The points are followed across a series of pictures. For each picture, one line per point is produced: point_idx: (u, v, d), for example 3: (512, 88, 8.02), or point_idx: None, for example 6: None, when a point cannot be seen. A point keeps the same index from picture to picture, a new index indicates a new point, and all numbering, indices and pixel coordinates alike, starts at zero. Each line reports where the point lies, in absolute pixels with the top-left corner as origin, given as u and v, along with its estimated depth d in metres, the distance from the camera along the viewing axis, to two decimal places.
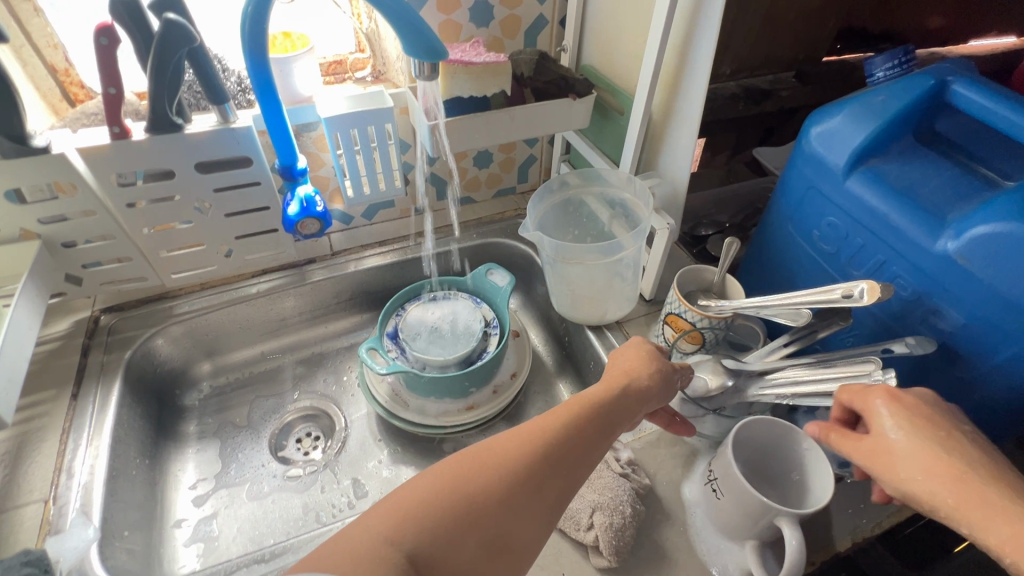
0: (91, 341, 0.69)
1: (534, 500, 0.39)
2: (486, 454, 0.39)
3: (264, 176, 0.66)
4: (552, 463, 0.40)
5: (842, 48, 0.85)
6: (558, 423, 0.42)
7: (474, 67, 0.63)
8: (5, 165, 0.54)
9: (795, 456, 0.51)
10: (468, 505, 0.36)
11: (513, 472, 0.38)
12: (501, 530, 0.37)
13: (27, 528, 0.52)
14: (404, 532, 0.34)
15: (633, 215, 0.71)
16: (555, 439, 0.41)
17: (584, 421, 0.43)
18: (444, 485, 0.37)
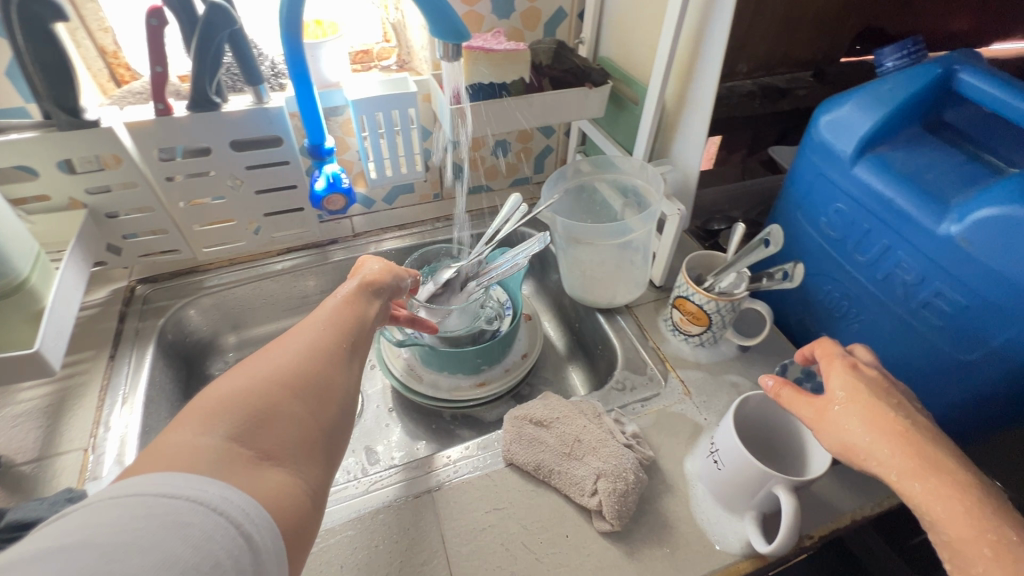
0: (128, 309, 0.74)
1: (337, 367, 0.41)
2: (267, 351, 0.39)
3: (293, 156, 0.70)
4: (339, 338, 0.43)
5: (862, 49, 0.84)
6: (330, 312, 0.45)
7: (496, 55, 0.66)
8: (60, 136, 0.58)
9: (794, 430, 0.52)
10: (272, 384, 0.36)
11: (304, 350, 0.40)
12: (320, 398, 0.38)
13: (67, 473, 0.56)
14: (212, 425, 0.32)
15: (644, 201, 0.73)
16: (338, 315, 0.45)
17: (353, 305, 0.48)
18: (238, 379, 0.36)
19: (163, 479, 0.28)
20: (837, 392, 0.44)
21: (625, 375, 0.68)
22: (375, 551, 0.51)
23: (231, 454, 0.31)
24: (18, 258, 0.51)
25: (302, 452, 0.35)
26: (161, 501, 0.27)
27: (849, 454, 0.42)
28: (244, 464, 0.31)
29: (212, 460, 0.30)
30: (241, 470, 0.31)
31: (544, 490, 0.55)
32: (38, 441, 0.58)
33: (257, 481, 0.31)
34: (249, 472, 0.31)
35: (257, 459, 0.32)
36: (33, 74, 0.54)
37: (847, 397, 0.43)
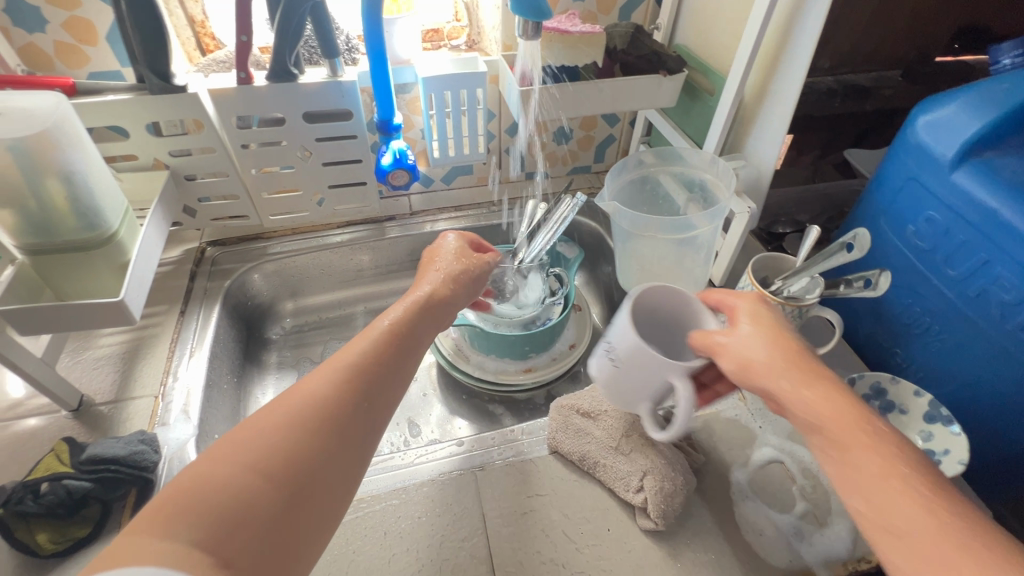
0: (197, 269, 0.77)
1: (334, 446, 0.37)
2: (267, 418, 0.36)
3: (361, 130, 0.71)
4: (348, 402, 0.39)
5: (960, 48, 0.76)
6: (354, 359, 0.41)
7: (570, 35, 0.66)
8: (151, 99, 0.61)
9: (687, 322, 0.48)
10: (255, 474, 0.33)
11: (310, 418, 0.37)
12: (305, 489, 0.34)
13: (139, 416, 0.60)
14: (181, 525, 0.30)
15: (711, 197, 0.71)
16: (362, 363, 0.41)
17: (383, 350, 0.43)
18: (222, 463, 0.33)
19: None
20: (743, 320, 0.43)
21: None
22: (417, 522, 0.51)
23: (187, 564, 0.28)
24: (110, 211, 0.53)
25: (280, 550, 0.32)
26: None
27: (747, 375, 0.41)
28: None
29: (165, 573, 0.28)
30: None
31: (587, 481, 0.55)
32: (113, 384, 0.62)
33: None
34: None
35: (221, 568, 0.29)
36: (132, 40, 0.57)
37: (748, 323, 0.43)
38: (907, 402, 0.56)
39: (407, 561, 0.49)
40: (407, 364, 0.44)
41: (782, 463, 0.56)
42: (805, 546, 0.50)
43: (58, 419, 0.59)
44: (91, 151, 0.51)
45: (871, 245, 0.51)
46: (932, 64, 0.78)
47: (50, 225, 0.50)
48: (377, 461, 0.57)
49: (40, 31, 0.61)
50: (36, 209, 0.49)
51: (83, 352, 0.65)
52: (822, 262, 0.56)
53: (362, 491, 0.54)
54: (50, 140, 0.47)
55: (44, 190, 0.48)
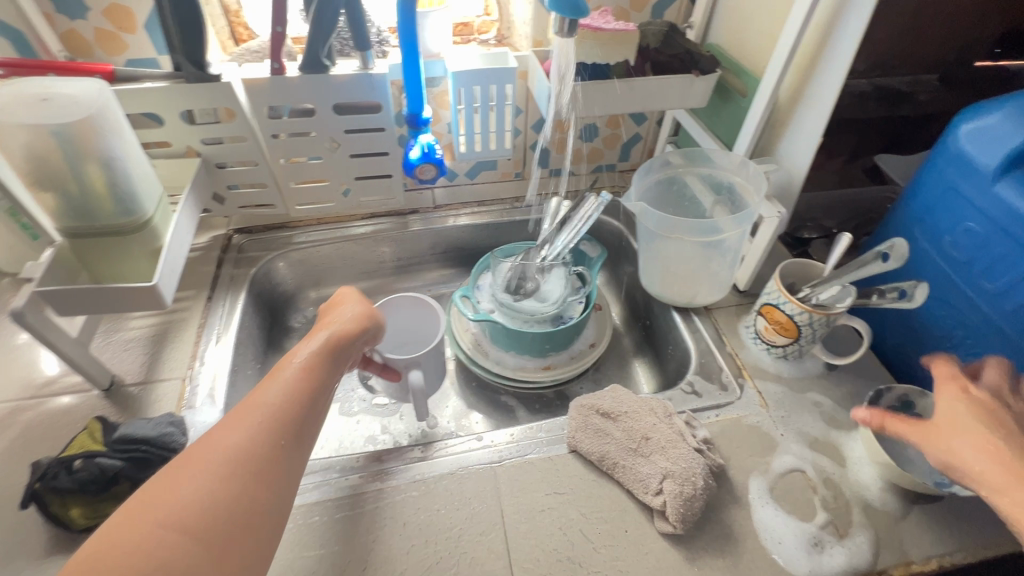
0: (224, 255, 0.79)
1: (252, 495, 0.36)
2: (175, 479, 0.34)
3: (389, 123, 0.72)
4: (263, 449, 0.37)
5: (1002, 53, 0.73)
6: (271, 404, 0.40)
7: (603, 34, 0.64)
8: (186, 87, 0.62)
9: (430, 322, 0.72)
10: (168, 533, 0.31)
11: (228, 467, 0.35)
12: (226, 541, 0.33)
13: (167, 398, 0.61)
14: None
15: (740, 200, 0.70)
16: (280, 407, 0.40)
17: (293, 392, 0.41)
18: (130, 533, 0.31)
19: None
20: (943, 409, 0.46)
21: (696, 379, 0.65)
22: (436, 515, 0.52)
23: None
24: (146, 197, 0.54)
25: None
26: None
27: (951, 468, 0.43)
28: None
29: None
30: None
31: (605, 482, 0.55)
32: (142, 366, 0.64)
33: None
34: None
35: None
36: (170, 29, 0.58)
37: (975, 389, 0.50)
38: (936, 416, 0.55)
39: (426, 552, 0.50)
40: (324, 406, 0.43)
41: (803, 472, 0.56)
42: (827, 557, 0.50)
43: (90, 398, 0.60)
44: (129, 139, 0.52)
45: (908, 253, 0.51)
46: (973, 69, 0.75)
47: (89, 210, 0.51)
48: (395, 454, 0.57)
49: (81, 18, 0.62)
50: (77, 193, 0.50)
51: (114, 333, 0.67)
52: (849, 271, 0.56)
53: (383, 482, 0.54)
54: (92, 126, 0.48)
55: (84, 174, 0.49)
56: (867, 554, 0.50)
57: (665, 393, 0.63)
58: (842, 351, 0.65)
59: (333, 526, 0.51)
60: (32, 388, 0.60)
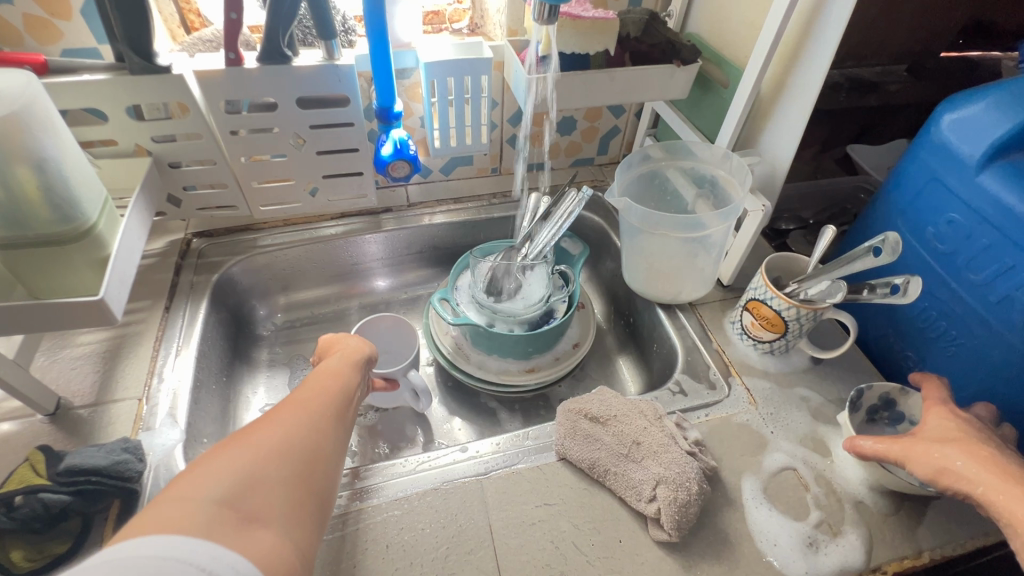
0: (183, 262, 0.73)
1: (326, 430, 0.41)
2: (260, 419, 0.39)
3: (358, 118, 0.67)
4: (327, 403, 0.43)
5: (965, 44, 0.73)
6: (321, 381, 0.46)
7: (582, 22, 0.61)
8: (132, 80, 0.57)
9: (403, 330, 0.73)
10: (267, 447, 0.36)
11: (303, 413, 0.41)
12: (309, 460, 0.37)
13: (122, 420, 0.56)
14: (202, 489, 0.31)
15: (723, 194, 0.68)
16: (328, 385, 0.46)
17: (337, 376, 0.48)
18: (233, 446, 0.35)
19: (158, 540, 0.27)
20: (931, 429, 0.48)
21: (683, 378, 0.64)
22: (421, 535, 0.49)
23: (218, 517, 0.30)
24: (86, 201, 0.49)
25: (294, 511, 0.34)
26: (167, 564, 0.26)
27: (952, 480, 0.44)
28: (232, 529, 0.30)
29: (202, 524, 0.29)
30: (230, 534, 0.30)
31: (597, 490, 0.53)
32: (93, 386, 0.59)
33: (245, 547, 0.30)
34: (239, 534, 0.30)
35: (247, 522, 0.31)
36: (110, 14, 0.53)
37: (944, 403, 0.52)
38: (917, 407, 0.55)
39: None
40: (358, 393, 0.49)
41: (795, 469, 0.55)
42: (823, 557, 0.49)
43: (34, 424, 0.55)
44: (65, 135, 0.47)
45: (900, 248, 0.49)
46: (937, 59, 0.75)
47: (21, 217, 0.46)
48: (372, 471, 0.53)
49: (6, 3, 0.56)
50: (4, 199, 0.44)
51: (60, 350, 0.61)
52: (843, 266, 0.55)
53: (363, 501, 0.51)
54: (19, 123, 0.43)
55: (12, 177, 0.43)
56: (862, 553, 0.50)
57: (653, 394, 0.62)
58: (827, 344, 0.65)
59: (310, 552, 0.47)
60: None
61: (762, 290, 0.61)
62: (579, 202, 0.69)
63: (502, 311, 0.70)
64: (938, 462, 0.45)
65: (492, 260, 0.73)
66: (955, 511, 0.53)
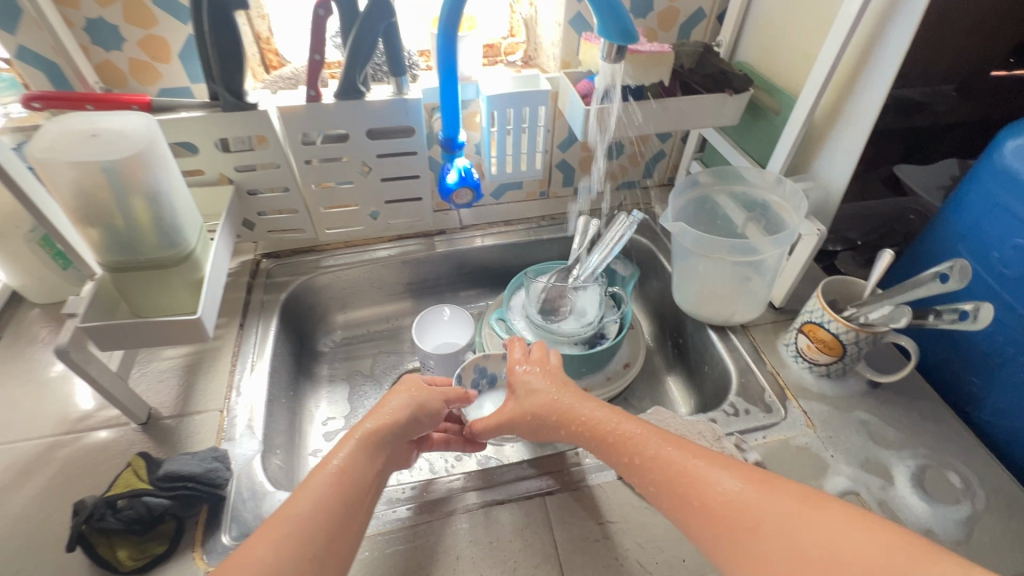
0: (253, 281, 0.78)
1: (310, 567, 0.37)
2: (242, 557, 0.36)
3: (421, 146, 0.71)
4: (312, 540, 0.38)
5: (1017, 63, 0.68)
6: (327, 482, 0.42)
7: (639, 56, 0.64)
8: (223, 116, 0.62)
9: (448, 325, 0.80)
10: None
11: (293, 544, 0.38)
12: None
13: (205, 430, 0.60)
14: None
15: (775, 218, 0.69)
16: (335, 488, 0.42)
17: (340, 484, 0.42)
18: None
19: None
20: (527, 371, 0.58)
21: (739, 400, 0.64)
22: (489, 548, 0.51)
23: None
24: (189, 228, 0.54)
25: None
26: None
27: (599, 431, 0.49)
28: None
29: None
30: None
31: (658, 509, 0.54)
32: (178, 398, 0.63)
33: None
34: None
35: None
36: (210, 59, 0.58)
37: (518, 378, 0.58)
38: None
39: None
40: (374, 483, 0.45)
41: (857, 494, 0.55)
42: None
43: (128, 432, 0.59)
44: (173, 170, 0.52)
45: (971, 276, 0.50)
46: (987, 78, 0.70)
47: (134, 242, 0.50)
48: (435, 486, 0.55)
49: (117, 49, 0.62)
50: (122, 227, 0.49)
51: (148, 364, 0.66)
52: (907, 291, 0.55)
53: (431, 514, 0.53)
54: (140, 162, 0.47)
55: (130, 208, 0.48)
56: None
57: (708, 414, 0.62)
58: (884, 368, 0.65)
59: (384, 562, 0.49)
60: (68, 424, 0.59)
61: (819, 312, 0.61)
62: (630, 224, 0.71)
63: (557, 332, 0.72)
64: (714, 503, 0.39)
65: (544, 281, 0.76)
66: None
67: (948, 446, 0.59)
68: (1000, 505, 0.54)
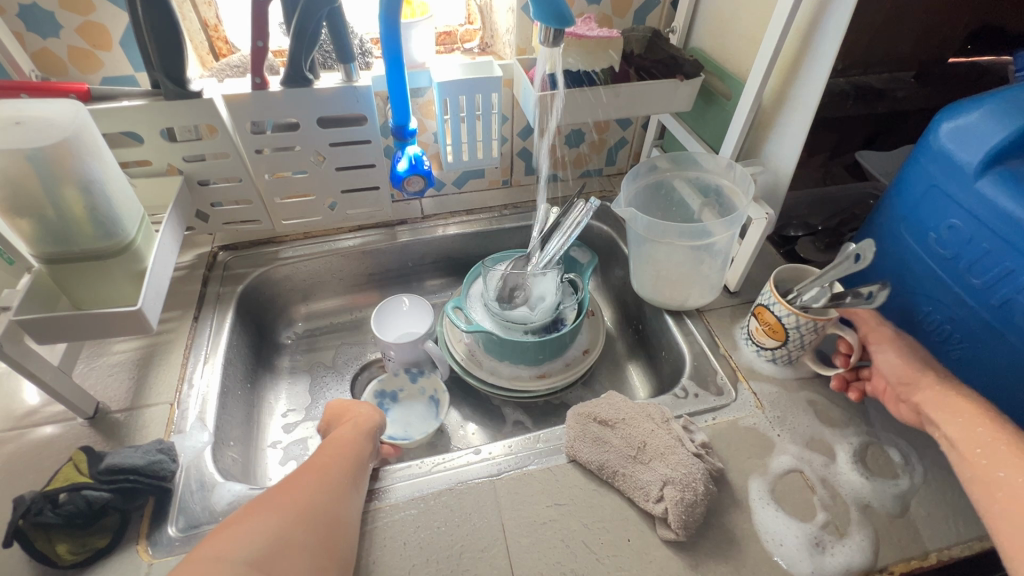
0: (210, 273, 0.77)
1: (337, 498, 0.47)
2: (288, 486, 0.46)
3: (375, 135, 0.71)
4: (339, 473, 0.49)
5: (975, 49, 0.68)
6: (335, 444, 0.53)
7: (587, 41, 0.64)
8: (166, 105, 0.61)
9: (406, 311, 0.80)
10: (292, 514, 0.43)
11: (321, 478, 0.48)
12: (323, 528, 0.44)
13: (155, 423, 0.59)
14: (233, 551, 0.39)
15: (728, 203, 0.70)
16: (343, 447, 0.53)
17: (347, 447, 0.53)
18: (261, 512, 0.43)
19: None
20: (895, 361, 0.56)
21: (690, 383, 0.65)
22: (437, 533, 0.51)
23: None
24: (127, 219, 0.53)
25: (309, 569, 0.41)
26: None
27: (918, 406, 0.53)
28: None
29: None
30: None
31: (606, 490, 0.54)
32: (129, 392, 0.62)
33: None
34: None
35: None
36: (148, 46, 0.57)
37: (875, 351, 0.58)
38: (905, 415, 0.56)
39: (428, 570, 0.49)
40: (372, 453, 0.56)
41: (801, 472, 0.56)
42: (829, 557, 0.50)
43: (74, 427, 0.58)
44: (108, 159, 0.51)
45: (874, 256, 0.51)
46: (944, 65, 0.70)
47: (69, 235, 0.49)
48: (375, 474, 0.56)
49: (54, 36, 0.61)
50: (54, 218, 0.48)
51: (98, 358, 0.65)
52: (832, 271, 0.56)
53: (379, 501, 0.53)
54: (69, 150, 0.47)
55: (62, 199, 0.47)
56: (868, 552, 0.50)
57: (660, 397, 0.63)
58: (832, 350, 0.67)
59: None
60: (12, 420, 0.58)
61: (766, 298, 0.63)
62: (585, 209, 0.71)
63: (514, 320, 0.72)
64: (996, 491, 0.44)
65: (502, 268, 0.77)
66: (960, 512, 0.53)
67: (891, 424, 0.60)
68: (937, 479, 0.56)
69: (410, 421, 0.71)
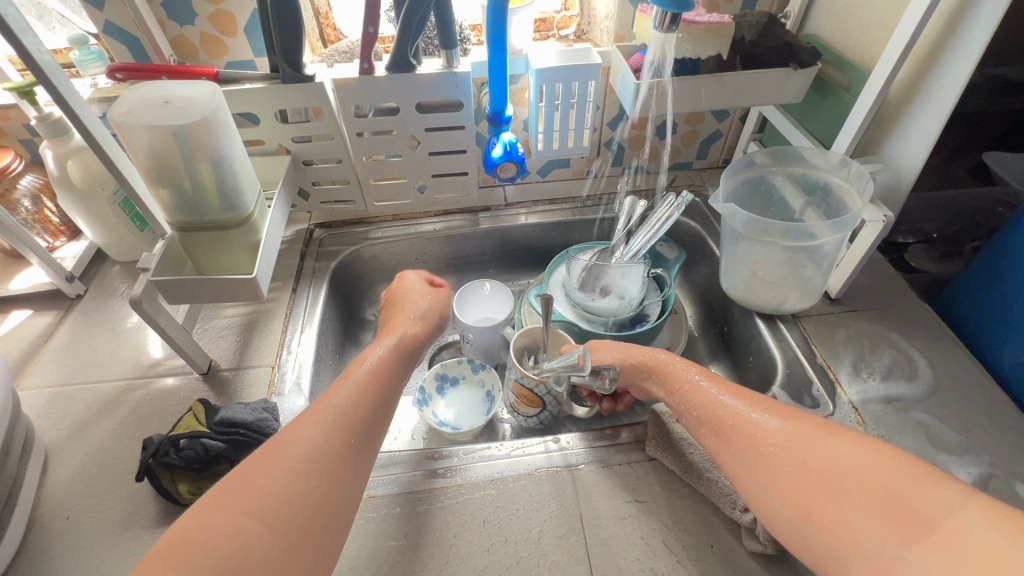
0: (307, 249, 0.82)
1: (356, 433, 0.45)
2: (305, 418, 0.44)
3: (469, 121, 0.72)
4: (361, 404, 0.47)
5: None
6: (366, 368, 0.50)
7: (696, 26, 0.62)
8: (283, 88, 0.65)
9: (482, 299, 0.80)
10: (303, 456, 0.41)
11: (341, 412, 0.45)
12: (335, 468, 0.42)
13: (258, 382, 0.64)
14: (238, 498, 0.38)
15: (837, 202, 0.65)
16: (369, 374, 0.50)
17: (379, 372, 0.51)
18: (271, 455, 0.41)
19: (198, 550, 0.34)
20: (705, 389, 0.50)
21: (783, 393, 0.61)
22: (516, 514, 0.52)
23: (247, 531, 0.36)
24: (247, 192, 0.57)
25: (316, 515, 0.40)
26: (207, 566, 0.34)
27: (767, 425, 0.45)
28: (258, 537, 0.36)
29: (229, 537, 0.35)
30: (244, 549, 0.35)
31: (689, 493, 0.53)
32: (235, 353, 0.68)
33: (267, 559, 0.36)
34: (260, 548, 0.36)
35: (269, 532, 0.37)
36: (272, 32, 0.61)
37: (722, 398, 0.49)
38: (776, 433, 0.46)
39: (506, 550, 0.49)
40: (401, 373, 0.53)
41: None
42: None
43: (191, 380, 0.64)
44: (234, 134, 0.55)
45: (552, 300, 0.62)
46: None
47: (199, 205, 0.54)
48: (430, 454, 0.57)
49: (190, 23, 0.66)
50: (189, 189, 0.53)
51: (211, 321, 0.71)
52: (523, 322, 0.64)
53: (458, 478, 0.55)
54: (207, 127, 0.51)
55: (197, 171, 0.52)
56: None
57: None
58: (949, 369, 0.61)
59: (413, 518, 0.52)
60: (140, 368, 0.65)
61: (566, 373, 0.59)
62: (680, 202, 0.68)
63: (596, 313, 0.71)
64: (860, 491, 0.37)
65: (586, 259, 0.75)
66: None
67: (1018, 456, 0.54)
68: None
69: (461, 409, 0.72)
